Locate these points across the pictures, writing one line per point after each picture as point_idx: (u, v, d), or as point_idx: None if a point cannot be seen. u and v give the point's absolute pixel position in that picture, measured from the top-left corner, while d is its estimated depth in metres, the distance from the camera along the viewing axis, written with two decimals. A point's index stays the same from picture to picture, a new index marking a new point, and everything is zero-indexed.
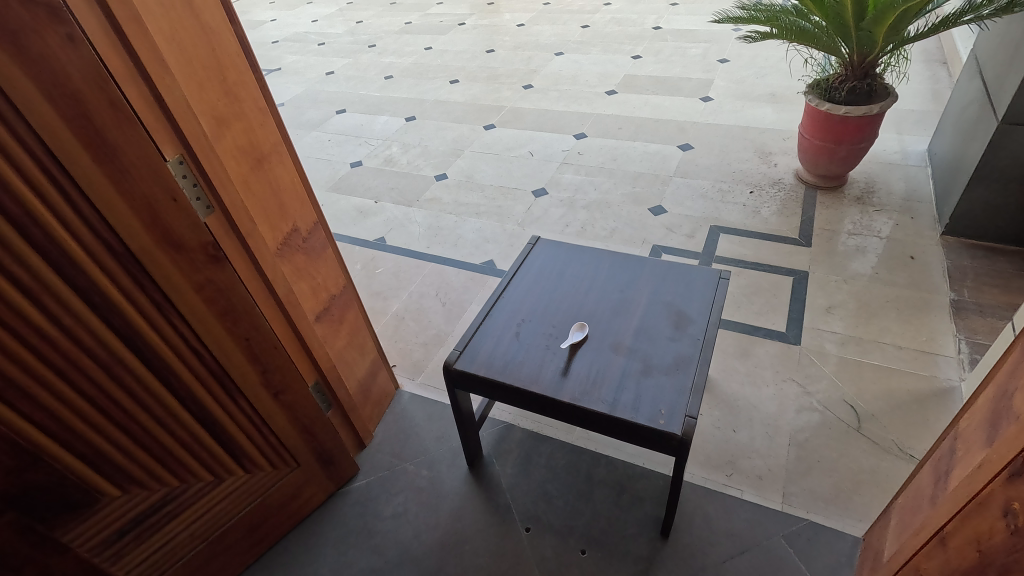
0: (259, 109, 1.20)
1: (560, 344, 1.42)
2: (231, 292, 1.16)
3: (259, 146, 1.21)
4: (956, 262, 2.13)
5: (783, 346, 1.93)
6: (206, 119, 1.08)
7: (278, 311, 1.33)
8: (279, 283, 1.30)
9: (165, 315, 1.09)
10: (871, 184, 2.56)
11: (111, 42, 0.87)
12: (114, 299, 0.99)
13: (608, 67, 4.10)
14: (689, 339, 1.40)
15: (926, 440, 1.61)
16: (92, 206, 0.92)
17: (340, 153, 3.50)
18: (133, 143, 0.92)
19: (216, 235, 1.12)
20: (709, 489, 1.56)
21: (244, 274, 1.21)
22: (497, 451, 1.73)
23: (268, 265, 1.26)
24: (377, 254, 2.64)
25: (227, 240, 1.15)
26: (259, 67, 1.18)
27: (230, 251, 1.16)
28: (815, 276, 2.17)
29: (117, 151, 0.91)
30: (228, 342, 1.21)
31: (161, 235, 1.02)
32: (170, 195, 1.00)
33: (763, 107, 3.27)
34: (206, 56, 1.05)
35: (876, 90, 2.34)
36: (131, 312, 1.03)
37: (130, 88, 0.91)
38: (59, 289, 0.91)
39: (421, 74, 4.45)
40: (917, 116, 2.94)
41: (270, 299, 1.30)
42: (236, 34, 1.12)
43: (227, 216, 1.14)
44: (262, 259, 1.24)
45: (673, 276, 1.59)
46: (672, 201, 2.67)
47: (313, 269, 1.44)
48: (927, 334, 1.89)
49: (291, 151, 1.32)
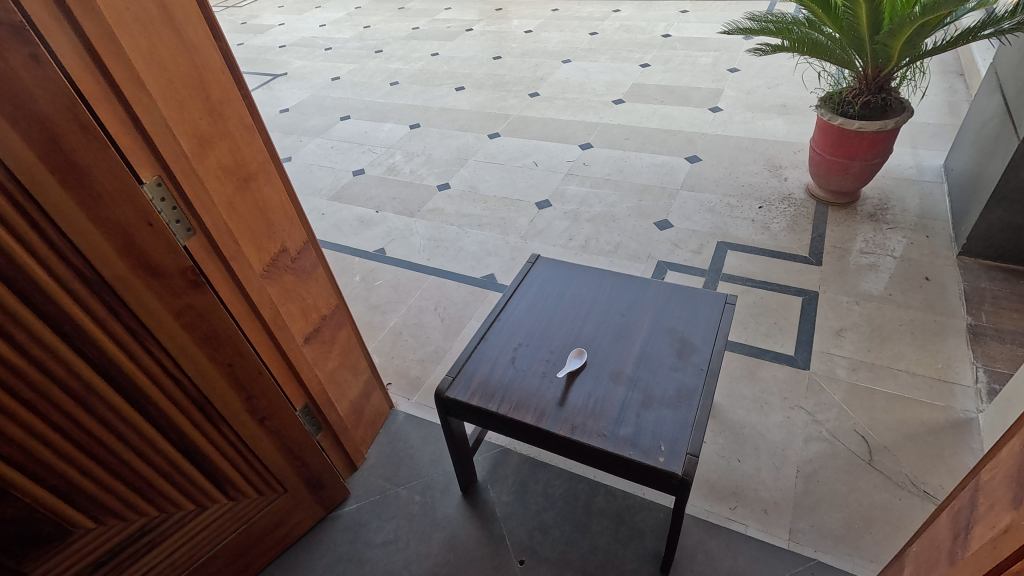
0: (246, 127, 1.16)
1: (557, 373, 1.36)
2: (212, 317, 1.11)
3: (247, 167, 1.17)
4: (973, 284, 2.05)
5: (791, 370, 1.85)
6: (189, 138, 1.03)
7: (265, 335, 1.28)
8: (266, 307, 1.25)
9: (141, 341, 1.05)
10: (885, 201, 2.48)
11: (83, 62, 0.83)
12: (87, 328, 0.95)
13: (616, 75, 4.04)
14: (691, 368, 1.34)
15: (941, 474, 1.54)
16: (61, 232, 0.88)
17: (344, 161, 3.47)
18: (107, 167, 0.88)
19: (197, 258, 1.08)
20: (712, 522, 1.49)
21: (228, 298, 1.16)
22: (492, 477, 1.67)
23: (254, 289, 1.22)
24: (377, 266, 2.60)
25: (210, 264, 1.11)
26: (245, 85, 1.14)
27: (214, 274, 1.12)
28: (826, 296, 2.09)
29: (88, 176, 0.87)
30: (211, 369, 1.16)
31: (137, 261, 0.97)
32: (146, 220, 0.96)
33: (774, 118, 3.20)
34: (190, 74, 1.01)
35: (891, 105, 2.26)
36: (105, 340, 0.99)
37: (103, 109, 0.87)
38: (28, 318, 0.87)
39: (427, 81, 4.42)
40: (933, 130, 2.86)
41: (256, 323, 1.25)
42: (221, 50, 1.08)
43: (211, 240, 1.10)
44: (248, 283, 1.20)
45: (676, 299, 1.53)
46: (679, 214, 2.60)
47: (304, 290, 1.39)
48: (943, 361, 1.81)
49: (280, 170, 1.27)
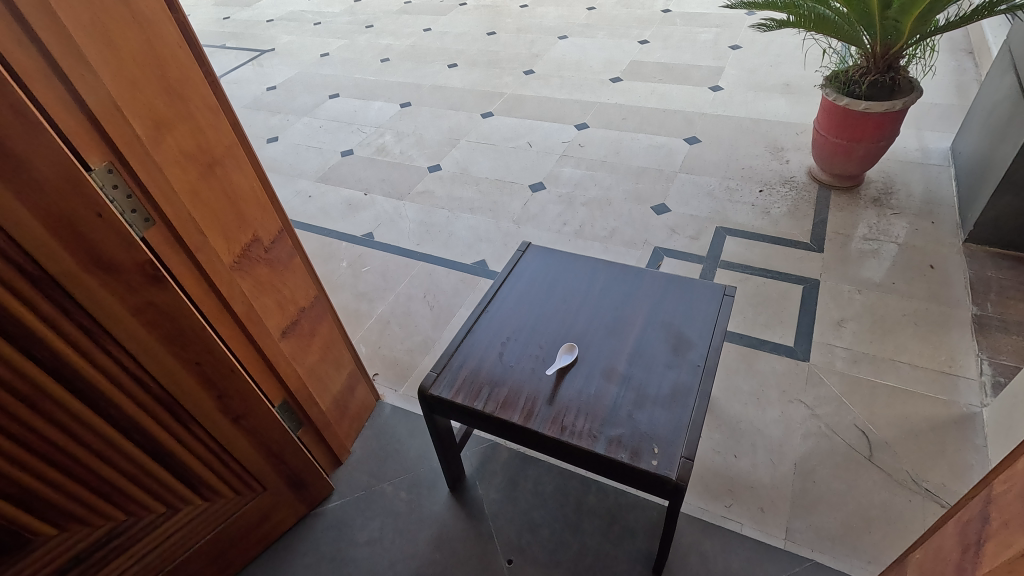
0: (210, 108, 1.06)
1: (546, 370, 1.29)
2: (176, 314, 1.04)
3: (213, 152, 1.08)
4: (979, 273, 1.99)
5: (790, 362, 1.80)
6: (146, 121, 0.94)
7: (236, 330, 1.21)
8: (238, 301, 1.18)
9: (98, 341, 0.97)
10: (890, 185, 2.39)
11: (12, 37, 0.74)
12: (35, 329, 0.88)
13: (614, 52, 3.91)
14: (687, 365, 1.27)
15: (942, 471, 1.49)
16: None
17: (332, 141, 3.36)
18: (46, 153, 0.80)
19: (156, 250, 1.00)
20: (706, 522, 1.45)
21: (193, 293, 1.09)
22: (480, 473, 1.62)
23: (224, 283, 1.14)
24: (365, 251, 2.52)
25: (172, 257, 1.03)
26: (208, 62, 1.05)
27: (176, 268, 1.05)
28: (827, 285, 2.03)
29: (26, 164, 0.79)
30: (178, 369, 1.09)
31: (87, 256, 0.90)
32: (96, 211, 0.88)
33: (776, 98, 3.10)
34: (143, 50, 0.92)
35: (899, 85, 2.17)
36: (58, 342, 0.92)
37: (39, 90, 0.79)
38: None
39: (419, 58, 4.27)
40: (940, 111, 2.76)
41: (227, 318, 1.18)
42: (178, 23, 0.98)
43: (172, 230, 1.02)
44: (216, 276, 1.12)
45: (672, 291, 1.46)
46: (676, 199, 2.52)
47: (280, 282, 1.32)
48: (947, 353, 1.75)
49: (250, 154, 1.18)
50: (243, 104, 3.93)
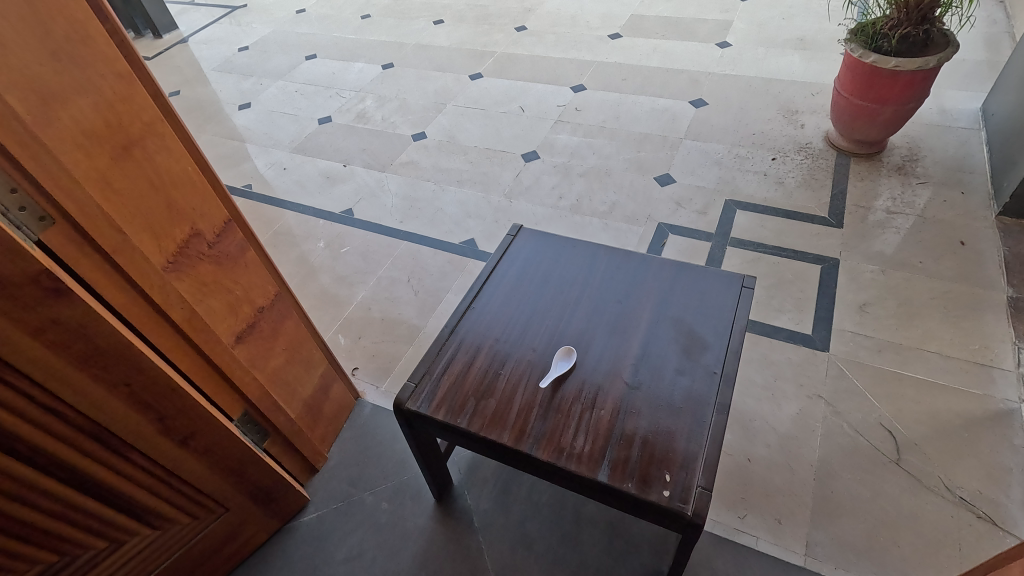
0: (120, 74, 0.85)
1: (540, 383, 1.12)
2: (89, 329, 0.86)
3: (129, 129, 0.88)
4: (1014, 249, 1.81)
5: (807, 352, 1.64)
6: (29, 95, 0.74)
7: (175, 340, 1.03)
8: (175, 308, 1.00)
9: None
10: (915, 151, 2.19)
11: None
12: None
13: (613, 5, 3.62)
14: (702, 371, 1.11)
15: (977, 476, 1.35)
16: None
17: (308, 106, 3.11)
18: None
19: (54, 255, 0.81)
20: (718, 535, 1.31)
21: (112, 302, 0.91)
22: (469, 480, 1.47)
23: (154, 287, 0.96)
24: (344, 230, 2.32)
25: (81, 262, 0.85)
26: (108, 10, 0.82)
27: (88, 274, 0.86)
28: (847, 264, 1.85)
29: None
30: (103, 392, 0.92)
31: None
32: None
33: (789, 55, 2.85)
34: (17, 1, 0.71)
35: (933, 38, 1.94)
36: None
37: None
38: None
39: (403, 14, 3.96)
40: (969, 67, 2.53)
41: (161, 328, 1.00)
42: None
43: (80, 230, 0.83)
44: (142, 281, 0.94)
45: (683, 282, 1.29)
46: (682, 169, 2.32)
47: (231, 280, 1.13)
48: (980, 341, 1.59)
49: (182, 132, 0.98)
50: (213, 67, 3.64)
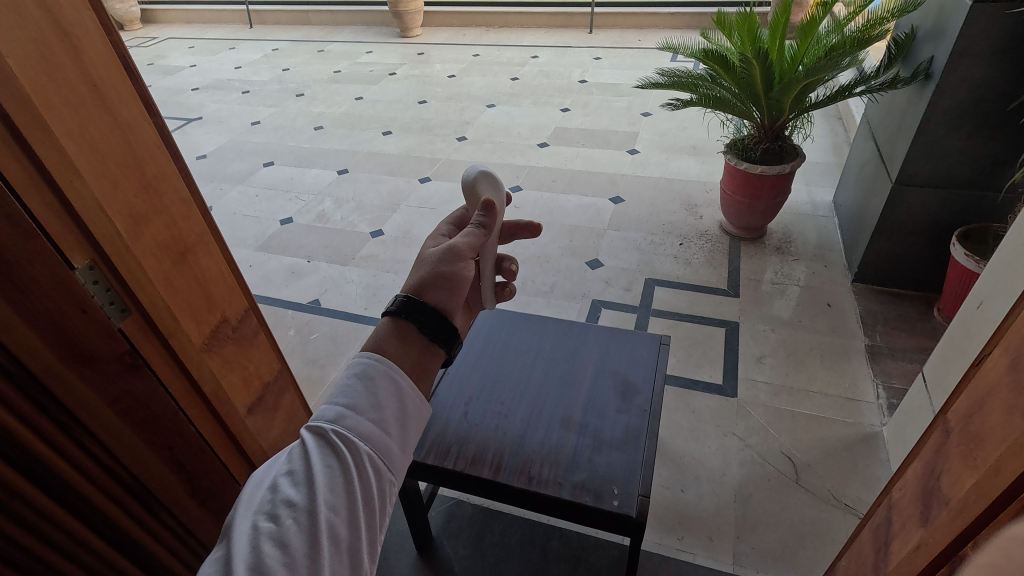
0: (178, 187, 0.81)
1: (491, 207, 0.82)
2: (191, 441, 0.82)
3: (149, 170, 0.76)
4: (867, 308, 2.29)
5: (721, 399, 1.98)
6: (25, 107, 0.59)
7: (231, 440, 0.94)
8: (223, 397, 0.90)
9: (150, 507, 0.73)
10: (788, 235, 2.74)
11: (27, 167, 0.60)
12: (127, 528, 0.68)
13: (540, 119, 4.22)
14: (637, 410, 1.41)
15: (859, 488, 1.68)
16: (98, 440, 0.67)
17: (269, 209, 3.38)
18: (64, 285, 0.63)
19: (151, 361, 0.77)
20: (663, 554, 1.56)
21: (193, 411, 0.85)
22: (447, 531, 1.66)
23: (207, 380, 0.87)
24: (311, 318, 2.53)
25: (120, 316, 0.72)
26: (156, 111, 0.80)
27: (129, 326, 0.73)
28: (745, 326, 2.27)
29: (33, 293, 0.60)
30: (140, 443, 0.72)
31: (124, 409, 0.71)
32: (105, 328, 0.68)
33: (686, 159, 3.48)
34: (49, 39, 0.61)
35: (786, 150, 2.57)
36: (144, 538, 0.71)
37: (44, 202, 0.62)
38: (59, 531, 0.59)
39: (353, 125, 4.39)
40: (822, 169, 3.22)
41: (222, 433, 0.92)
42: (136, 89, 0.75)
43: (120, 278, 0.71)
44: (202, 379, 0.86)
45: (615, 342, 1.62)
46: (608, 253, 2.75)
47: (272, 360, 1.07)
48: (850, 380, 2.00)
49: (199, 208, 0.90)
50: None
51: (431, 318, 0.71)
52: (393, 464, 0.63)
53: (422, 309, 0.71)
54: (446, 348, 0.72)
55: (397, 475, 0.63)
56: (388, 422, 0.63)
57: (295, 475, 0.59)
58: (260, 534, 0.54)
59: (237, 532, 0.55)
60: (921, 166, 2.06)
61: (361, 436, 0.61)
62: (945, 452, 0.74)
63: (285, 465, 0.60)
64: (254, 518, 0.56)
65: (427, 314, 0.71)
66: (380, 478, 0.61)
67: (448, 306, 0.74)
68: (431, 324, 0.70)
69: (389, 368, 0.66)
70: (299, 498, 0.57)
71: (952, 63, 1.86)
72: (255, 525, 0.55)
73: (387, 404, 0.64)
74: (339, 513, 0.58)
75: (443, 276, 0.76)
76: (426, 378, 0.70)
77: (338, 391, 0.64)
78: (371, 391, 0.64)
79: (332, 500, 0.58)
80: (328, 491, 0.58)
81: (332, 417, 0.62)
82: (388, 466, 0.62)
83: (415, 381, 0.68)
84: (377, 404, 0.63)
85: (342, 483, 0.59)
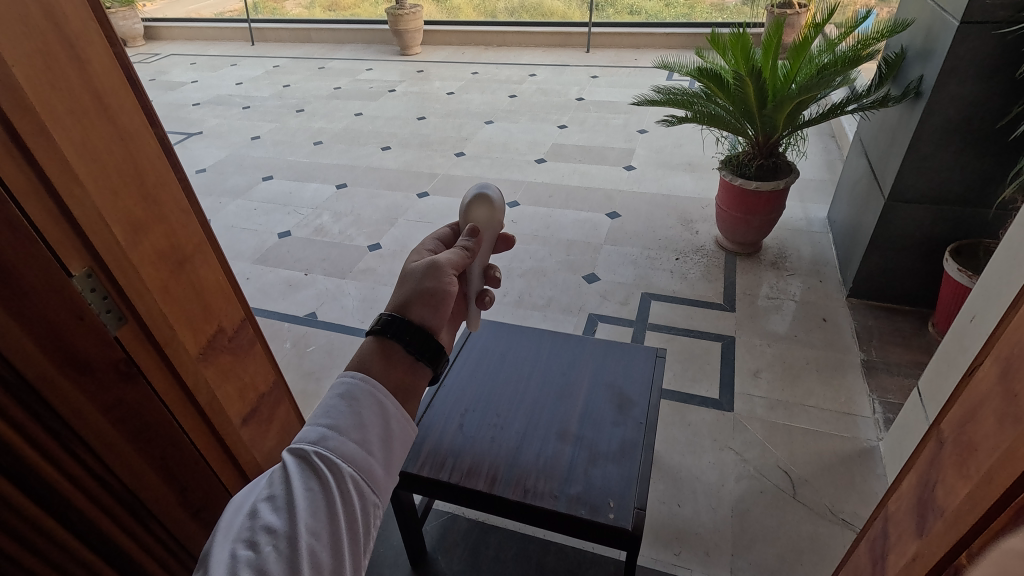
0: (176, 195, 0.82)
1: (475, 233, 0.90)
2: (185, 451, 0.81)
3: (149, 180, 0.77)
4: (862, 323, 2.30)
5: (717, 413, 1.98)
6: (27, 116, 0.60)
7: (225, 450, 0.93)
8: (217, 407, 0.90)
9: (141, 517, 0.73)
10: (783, 250, 2.76)
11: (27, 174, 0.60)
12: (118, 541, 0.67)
13: (537, 135, 4.27)
14: (633, 422, 1.41)
15: (856, 503, 1.67)
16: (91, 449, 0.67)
17: (267, 222, 3.39)
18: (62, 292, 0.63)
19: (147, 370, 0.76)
20: (660, 570, 1.54)
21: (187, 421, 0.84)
22: (442, 545, 1.64)
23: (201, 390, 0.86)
24: (308, 331, 2.53)
25: (117, 324, 0.71)
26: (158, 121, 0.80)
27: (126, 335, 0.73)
28: (741, 340, 2.28)
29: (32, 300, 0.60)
30: (132, 452, 0.72)
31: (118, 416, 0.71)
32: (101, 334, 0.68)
33: (682, 175, 3.51)
34: (53, 49, 0.62)
35: (780, 167, 2.60)
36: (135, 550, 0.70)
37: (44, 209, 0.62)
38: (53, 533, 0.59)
39: (353, 140, 4.43)
40: (816, 185, 3.26)
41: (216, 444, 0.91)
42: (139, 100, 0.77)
43: (117, 286, 0.71)
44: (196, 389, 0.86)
45: (612, 356, 1.63)
46: (605, 267, 2.76)
47: (268, 371, 1.06)
48: (846, 395, 2.00)
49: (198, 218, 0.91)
50: None
51: (415, 336, 0.71)
52: (377, 486, 0.62)
53: (405, 327, 0.71)
54: (431, 366, 0.72)
55: (382, 497, 0.63)
56: (372, 442, 0.63)
57: (276, 500, 0.59)
58: (238, 562, 0.54)
59: (215, 559, 0.54)
60: (913, 182, 2.08)
61: (344, 458, 0.61)
62: (939, 461, 0.75)
63: (265, 489, 0.60)
64: (233, 546, 0.55)
65: (412, 332, 0.71)
66: (364, 500, 0.61)
67: (433, 325, 0.75)
68: (413, 342, 0.71)
69: (374, 387, 0.66)
70: (279, 524, 0.57)
71: (940, 81, 1.90)
72: (233, 554, 0.54)
73: (371, 424, 0.64)
74: (321, 538, 0.57)
75: (427, 292, 0.77)
76: (414, 398, 0.70)
77: (321, 412, 0.63)
78: (354, 411, 0.63)
79: (314, 525, 0.57)
80: (309, 516, 0.57)
81: (315, 439, 0.61)
82: (372, 488, 0.62)
83: (400, 400, 0.68)
84: (361, 425, 0.63)
85: (324, 507, 0.59)
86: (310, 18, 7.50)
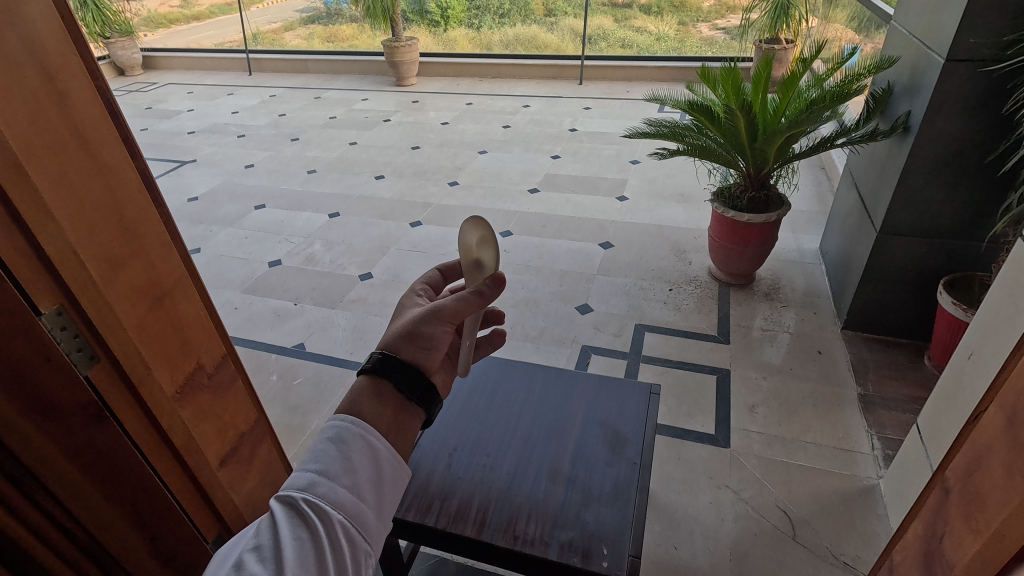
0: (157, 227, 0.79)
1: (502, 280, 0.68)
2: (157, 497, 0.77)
3: (129, 213, 0.74)
4: (858, 356, 2.27)
5: (713, 449, 1.93)
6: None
7: (199, 495, 0.88)
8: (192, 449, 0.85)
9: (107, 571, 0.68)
10: (777, 281, 2.75)
11: None
12: None
13: (530, 165, 4.30)
14: (626, 462, 1.37)
15: (858, 544, 1.62)
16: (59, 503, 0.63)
17: (258, 251, 3.36)
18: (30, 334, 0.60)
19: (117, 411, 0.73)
20: None
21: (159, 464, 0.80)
22: None
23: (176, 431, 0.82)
24: (295, 362, 2.47)
25: (88, 364, 0.68)
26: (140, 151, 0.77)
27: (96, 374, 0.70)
28: (737, 373, 2.24)
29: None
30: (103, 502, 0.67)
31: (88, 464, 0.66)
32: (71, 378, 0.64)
33: (674, 206, 3.52)
34: (29, 82, 0.60)
35: (772, 199, 2.61)
36: None
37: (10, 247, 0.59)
38: None
39: (347, 169, 4.44)
40: (808, 217, 3.27)
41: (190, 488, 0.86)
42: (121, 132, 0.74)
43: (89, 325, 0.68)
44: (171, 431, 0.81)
45: (605, 392, 1.59)
46: (598, 298, 2.74)
47: (250, 410, 1.02)
48: (844, 431, 1.96)
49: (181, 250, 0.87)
50: None
51: (410, 375, 0.66)
52: (369, 534, 0.58)
53: (398, 366, 0.66)
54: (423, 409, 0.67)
55: (375, 545, 0.59)
56: (363, 486, 0.59)
57: (262, 551, 0.54)
58: None
59: None
60: (905, 215, 2.09)
61: (334, 504, 0.57)
62: (947, 512, 0.70)
63: (251, 539, 0.56)
64: None
65: (405, 372, 0.66)
66: (355, 550, 0.57)
67: (428, 363, 0.69)
68: (405, 382, 0.66)
69: (365, 429, 0.61)
70: None
71: (929, 116, 1.91)
72: None
73: (362, 468, 0.59)
74: None
75: (420, 335, 0.69)
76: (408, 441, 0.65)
77: (310, 455, 0.59)
78: (345, 454, 0.59)
79: None
80: (297, 567, 0.53)
81: (303, 485, 0.57)
82: (364, 536, 0.58)
83: (392, 442, 0.64)
84: (352, 469, 0.59)
85: (314, 557, 0.54)
86: (308, 49, 7.62)
